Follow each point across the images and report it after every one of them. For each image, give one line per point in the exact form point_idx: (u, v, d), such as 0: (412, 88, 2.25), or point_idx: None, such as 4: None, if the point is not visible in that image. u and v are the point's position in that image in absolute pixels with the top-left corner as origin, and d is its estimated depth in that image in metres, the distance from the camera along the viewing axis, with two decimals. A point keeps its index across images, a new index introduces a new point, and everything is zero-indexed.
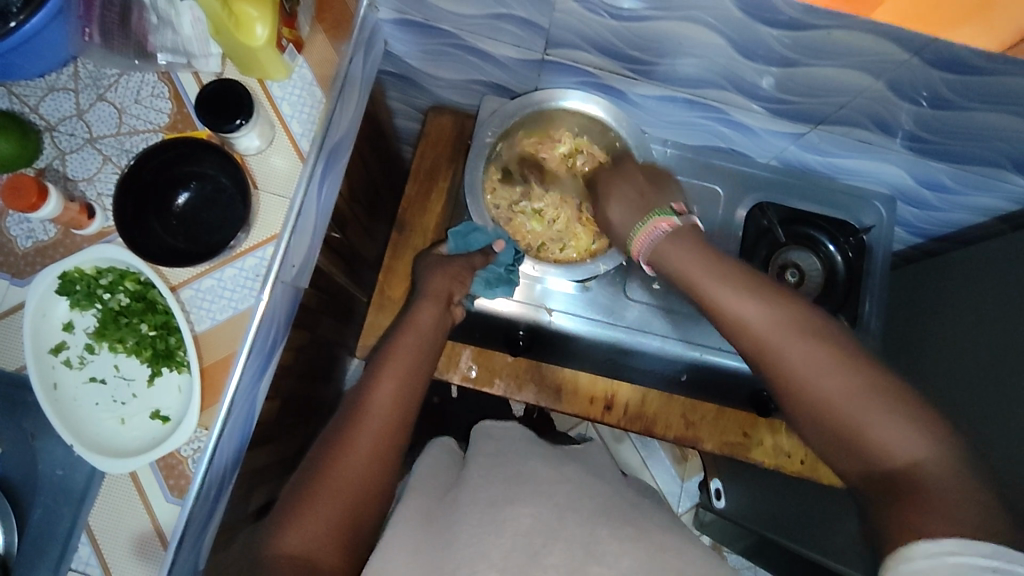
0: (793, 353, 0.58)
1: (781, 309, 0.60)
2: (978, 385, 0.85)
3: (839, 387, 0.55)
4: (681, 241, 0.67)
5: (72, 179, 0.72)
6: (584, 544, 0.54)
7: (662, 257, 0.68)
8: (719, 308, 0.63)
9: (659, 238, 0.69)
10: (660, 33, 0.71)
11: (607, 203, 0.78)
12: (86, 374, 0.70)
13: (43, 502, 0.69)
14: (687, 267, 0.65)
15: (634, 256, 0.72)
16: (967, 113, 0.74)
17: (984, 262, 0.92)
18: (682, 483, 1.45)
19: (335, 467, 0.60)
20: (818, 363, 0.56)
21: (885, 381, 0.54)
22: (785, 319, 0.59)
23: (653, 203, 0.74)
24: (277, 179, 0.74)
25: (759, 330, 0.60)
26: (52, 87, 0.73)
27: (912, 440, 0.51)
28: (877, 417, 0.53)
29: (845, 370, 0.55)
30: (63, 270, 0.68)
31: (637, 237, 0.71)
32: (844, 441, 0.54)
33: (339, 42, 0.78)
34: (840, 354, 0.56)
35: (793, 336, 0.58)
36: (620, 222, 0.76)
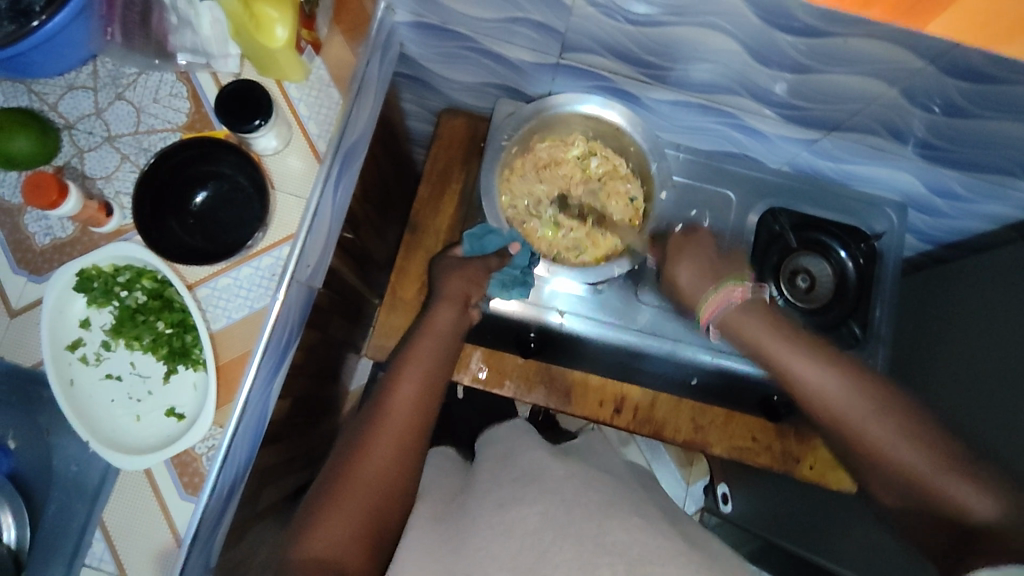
0: (858, 418, 0.65)
1: (842, 374, 0.68)
2: (987, 392, 0.85)
3: (907, 452, 0.62)
4: (746, 311, 0.75)
5: (90, 177, 0.73)
6: (594, 535, 0.53)
7: (735, 327, 0.75)
8: (788, 377, 0.71)
9: (729, 308, 0.75)
10: (677, 39, 0.71)
11: (674, 264, 0.81)
12: (102, 370, 0.70)
13: (59, 497, 0.70)
14: (750, 333, 0.74)
15: (702, 324, 0.79)
16: (979, 121, 0.74)
17: (994, 269, 0.92)
18: (687, 487, 1.45)
19: (354, 469, 0.61)
20: (878, 425, 0.64)
21: (933, 437, 0.63)
22: (849, 386, 0.67)
23: (721, 267, 0.80)
24: (294, 179, 0.75)
25: (826, 398, 0.68)
26: (72, 86, 0.74)
27: (967, 493, 0.59)
28: (939, 475, 0.60)
29: (905, 429, 0.63)
30: (81, 268, 0.68)
31: (706, 306, 0.77)
32: (906, 491, 0.63)
33: (356, 43, 0.78)
34: (896, 414, 0.64)
35: (854, 401, 0.66)
36: (688, 287, 0.80)
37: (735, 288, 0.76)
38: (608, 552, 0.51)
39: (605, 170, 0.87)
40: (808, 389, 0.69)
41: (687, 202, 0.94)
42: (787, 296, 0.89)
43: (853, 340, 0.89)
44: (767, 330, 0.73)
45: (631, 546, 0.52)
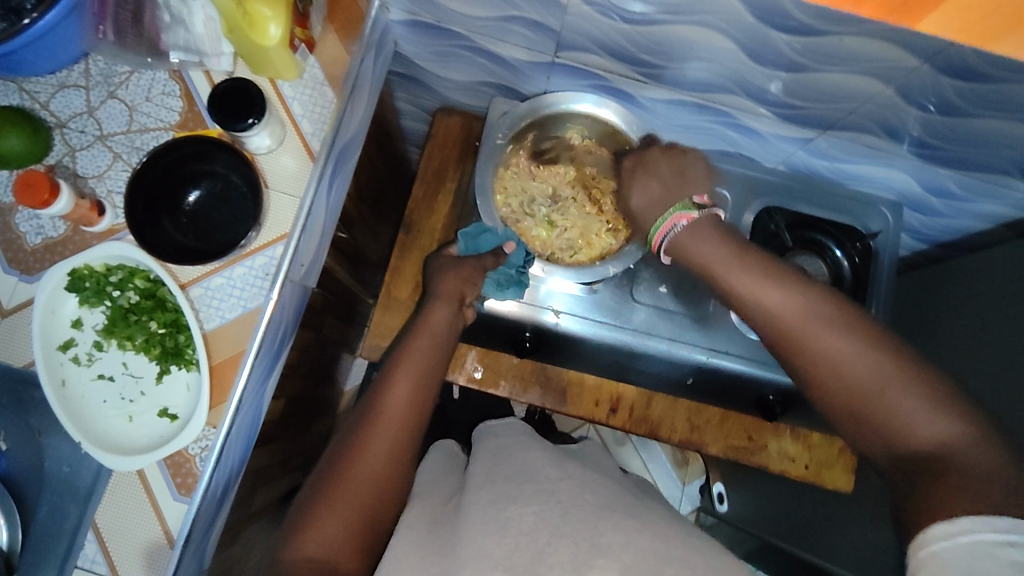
0: (813, 334, 0.61)
1: (803, 292, 0.63)
2: (982, 390, 0.85)
3: (869, 367, 0.57)
4: (704, 232, 0.69)
5: (82, 176, 0.72)
6: (588, 535, 0.53)
7: (691, 249, 0.70)
8: (740, 297, 0.67)
9: (682, 233, 0.70)
10: (672, 37, 0.71)
11: (631, 191, 0.79)
12: (94, 371, 0.70)
13: (50, 499, 0.69)
14: (700, 255, 0.69)
15: (654, 245, 0.74)
16: (975, 120, 0.74)
17: (990, 269, 0.92)
18: (683, 486, 1.45)
19: (348, 470, 0.62)
20: (834, 339, 0.60)
21: (899, 357, 0.57)
22: (811, 309, 0.62)
23: (680, 192, 0.75)
24: (288, 178, 0.74)
25: (782, 319, 0.63)
26: (63, 84, 0.73)
27: (932, 417, 0.54)
28: (896, 398, 0.55)
29: (865, 346, 0.58)
30: (73, 267, 0.68)
31: (659, 229, 0.73)
32: (863, 414, 0.57)
33: (350, 42, 0.78)
34: (863, 333, 0.59)
35: (816, 321, 0.61)
36: (643, 212, 0.76)
37: (684, 214, 0.71)
38: (602, 552, 0.51)
39: (597, 168, 0.88)
40: (765, 308, 0.64)
41: None
42: None
43: None
44: (725, 257, 0.67)
45: (626, 547, 0.52)
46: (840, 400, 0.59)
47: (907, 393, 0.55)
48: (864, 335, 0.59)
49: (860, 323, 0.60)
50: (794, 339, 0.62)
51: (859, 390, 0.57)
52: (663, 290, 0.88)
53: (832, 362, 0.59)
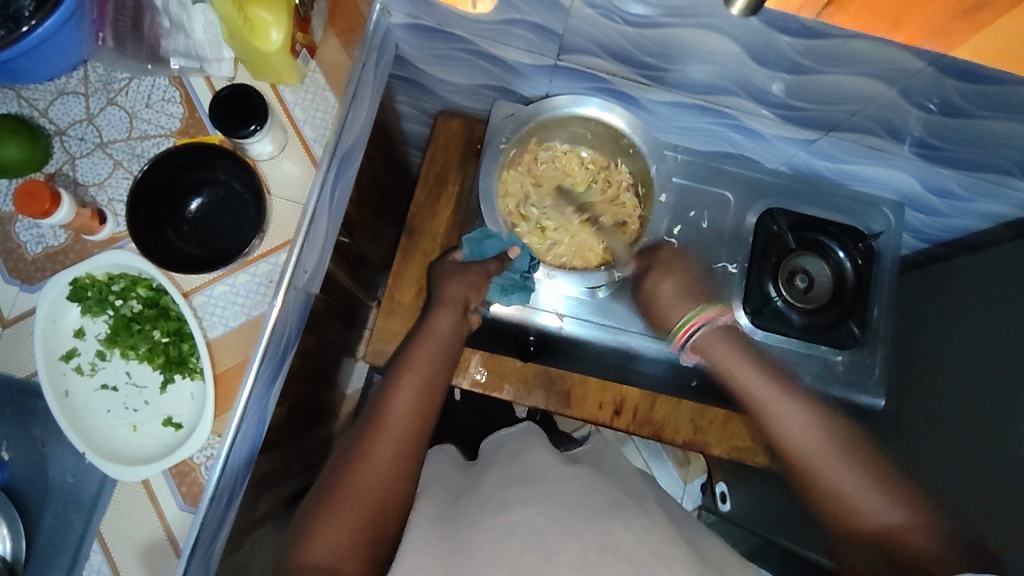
0: (811, 454, 0.66)
1: (795, 398, 0.70)
2: (985, 390, 0.85)
3: (848, 477, 0.63)
4: (729, 335, 0.76)
5: (82, 184, 0.71)
6: (597, 534, 0.54)
7: (711, 350, 0.76)
8: (751, 401, 0.72)
9: (704, 330, 0.77)
10: (675, 40, 0.70)
11: (657, 278, 0.81)
12: (97, 381, 0.69)
13: (54, 509, 0.69)
14: (713, 352, 0.76)
15: (677, 344, 0.79)
16: (977, 121, 0.74)
17: (990, 267, 0.92)
18: (684, 485, 1.45)
19: (351, 476, 0.60)
20: (825, 453, 0.65)
21: (871, 465, 0.63)
22: (815, 426, 0.67)
23: (704, 291, 0.81)
24: (290, 184, 0.74)
25: (786, 433, 0.68)
26: (62, 91, 0.72)
27: (896, 512, 0.60)
28: (876, 505, 0.60)
29: (848, 456, 0.64)
30: (75, 276, 0.67)
31: (684, 325, 0.78)
32: (833, 519, 0.63)
33: (351, 47, 0.78)
34: (846, 448, 0.65)
35: (817, 439, 0.66)
36: (670, 302, 0.80)
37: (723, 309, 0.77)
38: (608, 553, 0.51)
39: (591, 175, 0.89)
40: (772, 415, 0.69)
41: (684, 205, 0.93)
42: (786, 297, 0.88)
43: (852, 340, 0.88)
44: (752, 370, 0.73)
45: (632, 549, 0.52)
46: (826, 503, 0.63)
47: (886, 509, 0.60)
48: (838, 441, 0.65)
49: (834, 423, 0.67)
50: (796, 450, 0.67)
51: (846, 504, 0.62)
52: None
53: (826, 474, 0.64)
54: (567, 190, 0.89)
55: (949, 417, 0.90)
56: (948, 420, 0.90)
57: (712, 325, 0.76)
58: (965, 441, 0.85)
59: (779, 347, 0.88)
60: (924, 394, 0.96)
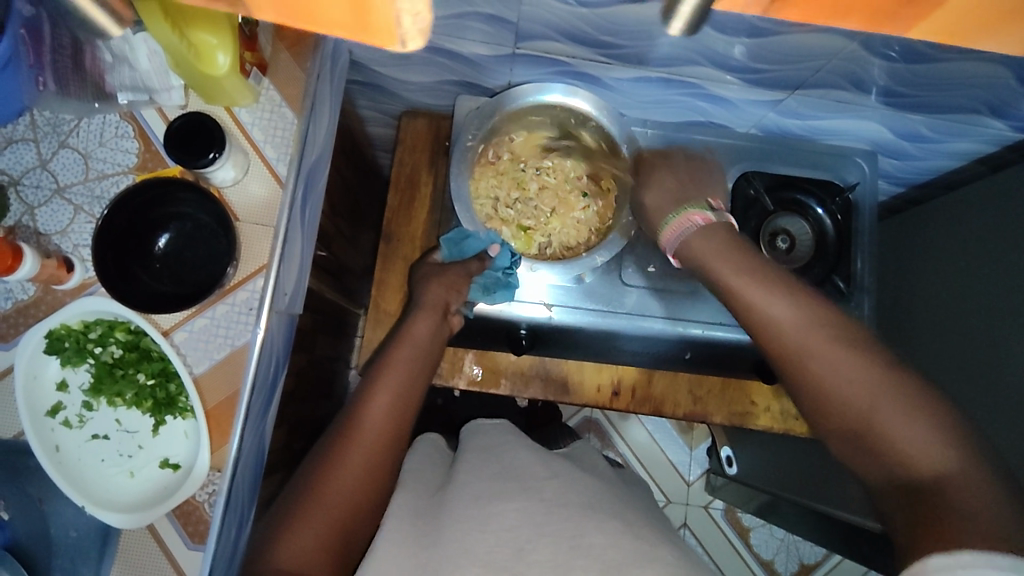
0: (814, 354, 0.58)
1: (792, 296, 0.62)
2: (971, 328, 0.86)
3: (866, 391, 0.55)
4: (707, 233, 0.69)
5: (44, 233, 0.70)
6: (575, 536, 0.52)
7: (689, 251, 0.70)
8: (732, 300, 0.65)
9: (691, 233, 0.70)
10: (630, 16, 0.68)
11: (643, 188, 0.79)
12: (88, 432, 0.69)
13: (61, 564, 0.69)
14: (697, 251, 0.69)
15: (664, 247, 0.74)
16: (942, 63, 0.73)
17: (964, 208, 0.93)
18: (691, 451, 1.45)
19: (328, 489, 0.59)
20: (829, 354, 0.58)
21: (897, 377, 0.55)
22: (805, 317, 0.60)
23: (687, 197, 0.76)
24: (257, 209, 0.72)
25: (774, 320, 0.61)
26: (10, 139, 0.70)
27: (926, 443, 0.51)
28: (910, 428, 0.52)
29: (864, 370, 0.56)
30: (50, 328, 0.66)
31: (670, 228, 0.73)
32: (850, 436, 0.56)
33: (303, 58, 0.75)
34: (847, 345, 0.58)
35: (820, 345, 0.58)
36: (659, 209, 0.76)
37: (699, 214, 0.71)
38: (585, 552, 0.51)
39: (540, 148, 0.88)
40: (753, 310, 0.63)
41: None
42: (769, 259, 0.88)
43: (839, 295, 0.88)
44: (731, 265, 0.65)
45: (613, 548, 0.51)
46: (828, 415, 0.57)
47: (909, 426, 0.52)
48: (861, 355, 0.57)
49: (861, 340, 0.58)
50: (799, 350, 0.59)
51: (841, 400, 0.56)
52: (652, 270, 0.85)
53: (825, 383, 0.57)
54: (523, 175, 0.87)
55: (936, 357, 0.91)
56: (936, 360, 0.91)
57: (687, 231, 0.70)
58: (958, 379, 0.86)
59: None
60: (911, 338, 0.97)
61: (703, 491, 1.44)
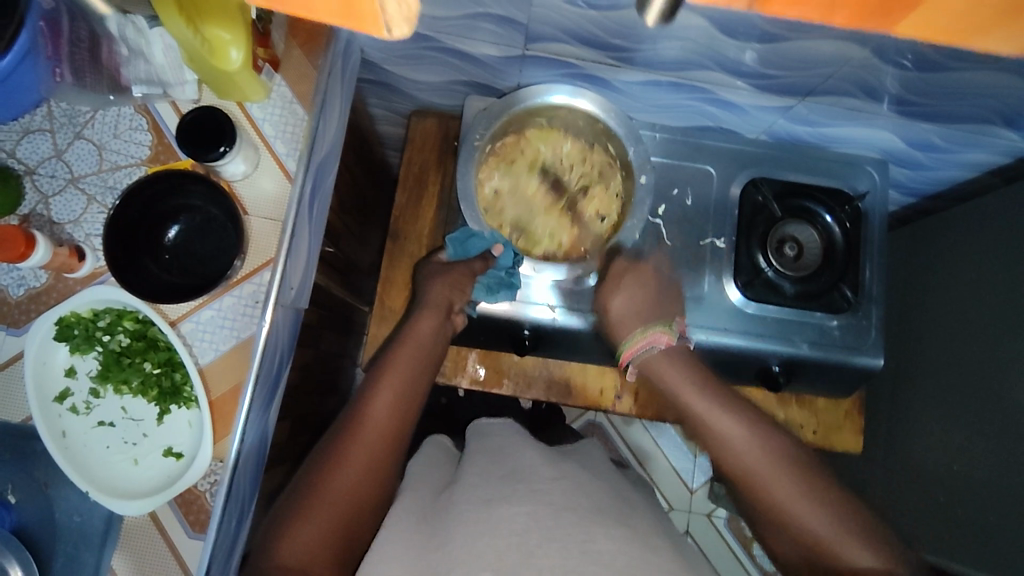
0: (769, 482, 0.69)
1: (745, 422, 0.73)
2: (978, 344, 0.86)
3: (807, 511, 0.66)
4: (667, 357, 0.80)
5: (58, 222, 0.71)
6: (580, 540, 0.53)
7: (654, 373, 0.80)
8: (701, 428, 0.76)
9: (653, 353, 0.80)
10: (640, 20, 0.69)
11: (609, 294, 0.83)
12: (94, 419, 0.70)
13: (64, 549, 0.69)
14: (667, 380, 0.79)
15: (622, 361, 0.83)
16: (955, 72, 0.72)
17: (974, 221, 0.92)
18: (694, 459, 1.44)
19: (331, 485, 0.60)
20: (782, 482, 0.68)
21: (826, 497, 0.67)
22: (761, 444, 0.71)
23: (654, 312, 0.83)
24: (267, 203, 0.73)
25: (740, 452, 0.72)
26: (27, 129, 0.72)
27: (858, 552, 0.64)
28: (848, 544, 0.64)
29: (806, 494, 0.67)
30: (60, 315, 0.67)
31: (630, 346, 0.81)
32: (806, 552, 0.66)
33: (315, 55, 0.76)
34: (796, 471, 0.69)
35: (772, 469, 0.69)
36: (621, 318, 0.82)
37: (659, 336, 0.80)
38: (593, 559, 0.51)
39: (559, 152, 0.87)
40: (723, 439, 0.73)
41: (667, 181, 0.92)
42: (776, 267, 0.87)
43: (847, 303, 0.87)
44: (699, 396, 0.76)
45: (617, 556, 0.52)
46: (783, 534, 0.68)
47: (846, 544, 0.64)
48: (806, 481, 0.68)
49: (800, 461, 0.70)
50: (754, 477, 0.70)
51: (793, 521, 0.67)
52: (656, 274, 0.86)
53: (778, 503, 0.68)
54: (536, 174, 0.86)
55: (945, 373, 0.91)
56: (947, 378, 0.90)
57: (648, 350, 0.80)
58: (970, 396, 0.86)
59: (774, 317, 0.87)
60: (920, 350, 0.97)
61: (706, 499, 1.43)
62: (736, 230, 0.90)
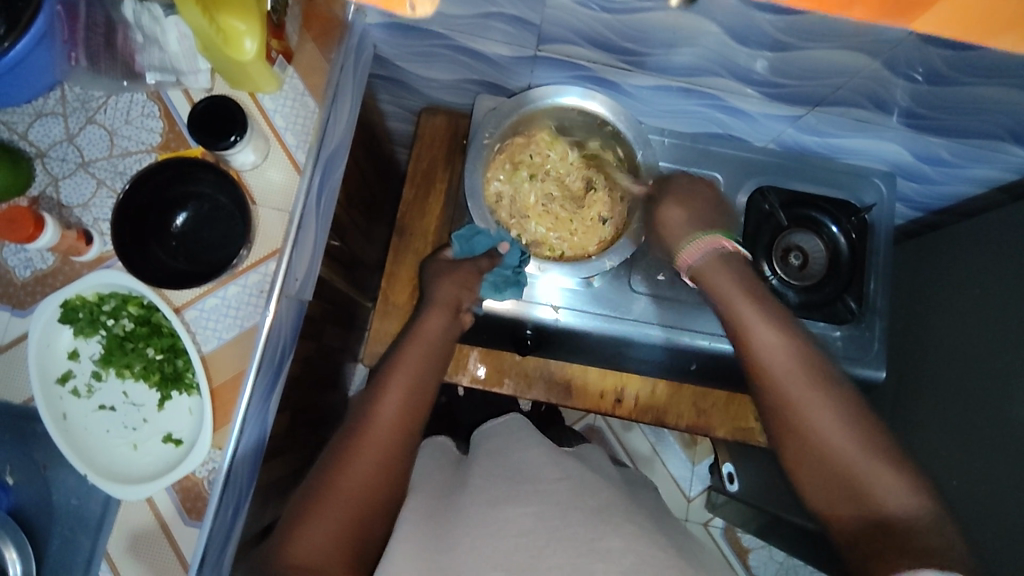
0: (803, 400, 0.60)
1: (790, 335, 0.64)
2: (978, 361, 0.86)
3: (840, 433, 0.59)
4: (727, 263, 0.69)
5: (67, 205, 0.72)
6: (587, 539, 0.52)
7: (704, 275, 0.69)
8: (736, 333, 0.66)
9: (709, 257, 0.69)
10: (653, 25, 0.69)
11: (663, 200, 0.74)
12: (95, 402, 0.70)
13: (60, 533, 0.69)
14: (712, 281, 0.68)
15: (678, 269, 0.72)
16: (965, 87, 0.72)
17: (979, 237, 0.92)
18: (693, 467, 1.44)
19: (340, 481, 0.60)
20: (820, 405, 0.60)
21: (867, 425, 0.59)
22: (801, 355, 0.62)
23: (713, 224, 0.73)
24: (276, 194, 0.73)
25: (772, 362, 0.63)
26: (40, 112, 0.72)
27: (893, 488, 0.56)
28: (882, 474, 0.57)
29: (843, 419, 0.59)
30: (65, 298, 0.68)
31: (692, 244, 0.70)
32: (830, 477, 0.59)
33: (328, 49, 0.76)
34: (834, 394, 0.60)
35: (810, 384, 0.61)
36: (675, 226, 0.72)
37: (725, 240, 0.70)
38: (600, 556, 0.51)
39: (564, 155, 0.87)
40: (758, 346, 0.64)
41: None
42: (782, 276, 0.87)
43: (850, 314, 0.88)
44: (745, 304, 0.66)
45: (625, 553, 0.51)
46: (803, 453, 0.60)
47: (881, 475, 0.57)
48: (846, 406, 0.60)
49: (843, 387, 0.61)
50: (789, 392, 0.61)
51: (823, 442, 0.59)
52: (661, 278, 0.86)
53: (811, 422, 0.60)
54: (541, 175, 0.87)
55: (947, 389, 0.91)
56: (948, 394, 0.90)
57: (711, 250, 0.69)
58: (970, 412, 0.86)
59: None
60: (922, 364, 0.97)
61: (703, 508, 1.43)
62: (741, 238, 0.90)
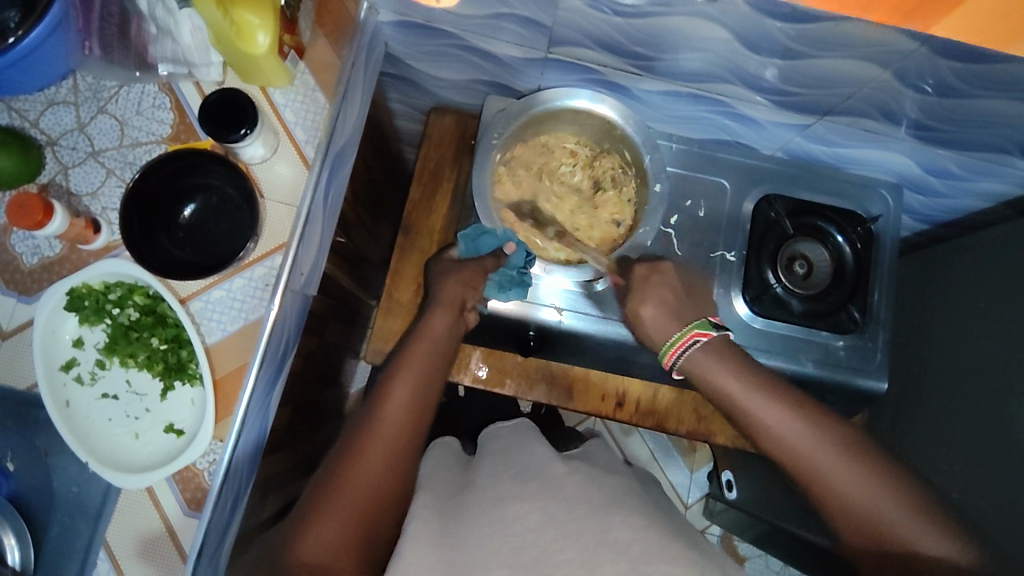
0: (826, 471, 0.62)
1: (799, 410, 0.66)
2: (982, 373, 0.86)
3: (872, 499, 0.60)
4: (711, 353, 0.73)
5: (76, 194, 0.72)
6: (596, 532, 0.53)
7: (696, 371, 0.73)
8: (744, 421, 0.69)
9: (695, 351, 0.73)
10: (665, 30, 0.69)
11: (638, 299, 0.79)
12: (98, 390, 0.70)
13: (60, 519, 0.69)
14: (708, 372, 0.72)
15: (666, 365, 0.76)
16: (974, 100, 0.72)
17: (985, 251, 0.93)
18: (691, 474, 1.44)
19: (348, 478, 0.60)
20: (844, 471, 0.62)
21: (894, 481, 0.61)
22: (814, 431, 0.65)
23: (683, 313, 0.79)
24: (284, 187, 0.74)
25: (786, 443, 0.65)
26: (52, 101, 0.73)
27: (934, 540, 0.57)
28: (919, 533, 0.57)
29: (871, 481, 0.61)
30: (72, 286, 0.68)
31: (673, 346, 0.74)
32: (876, 546, 0.59)
33: (340, 46, 0.77)
34: (856, 457, 0.62)
35: (830, 454, 0.63)
36: (655, 322, 0.78)
37: (701, 333, 0.74)
38: (610, 547, 0.50)
39: (572, 159, 0.87)
40: (771, 432, 0.66)
41: (681, 193, 0.92)
42: (786, 284, 0.87)
43: (853, 324, 0.87)
44: (744, 391, 0.69)
45: (634, 544, 0.51)
46: (845, 527, 0.61)
47: (921, 530, 0.57)
48: (869, 465, 0.62)
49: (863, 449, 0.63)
50: (806, 464, 0.64)
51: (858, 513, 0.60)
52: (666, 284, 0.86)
53: (841, 493, 0.61)
54: (549, 178, 0.87)
55: (948, 401, 0.91)
56: (949, 407, 0.90)
57: (692, 347, 0.73)
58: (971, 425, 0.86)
59: (779, 335, 0.88)
60: (925, 376, 0.96)
61: (701, 515, 1.43)
62: (746, 246, 0.90)
